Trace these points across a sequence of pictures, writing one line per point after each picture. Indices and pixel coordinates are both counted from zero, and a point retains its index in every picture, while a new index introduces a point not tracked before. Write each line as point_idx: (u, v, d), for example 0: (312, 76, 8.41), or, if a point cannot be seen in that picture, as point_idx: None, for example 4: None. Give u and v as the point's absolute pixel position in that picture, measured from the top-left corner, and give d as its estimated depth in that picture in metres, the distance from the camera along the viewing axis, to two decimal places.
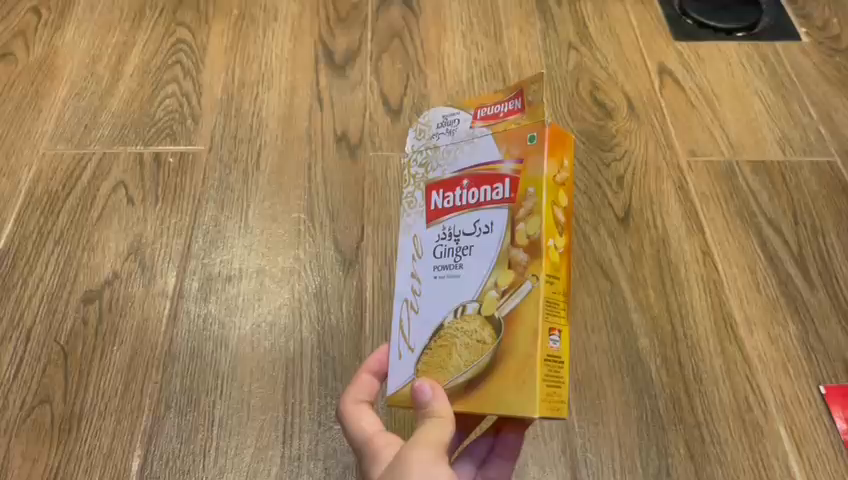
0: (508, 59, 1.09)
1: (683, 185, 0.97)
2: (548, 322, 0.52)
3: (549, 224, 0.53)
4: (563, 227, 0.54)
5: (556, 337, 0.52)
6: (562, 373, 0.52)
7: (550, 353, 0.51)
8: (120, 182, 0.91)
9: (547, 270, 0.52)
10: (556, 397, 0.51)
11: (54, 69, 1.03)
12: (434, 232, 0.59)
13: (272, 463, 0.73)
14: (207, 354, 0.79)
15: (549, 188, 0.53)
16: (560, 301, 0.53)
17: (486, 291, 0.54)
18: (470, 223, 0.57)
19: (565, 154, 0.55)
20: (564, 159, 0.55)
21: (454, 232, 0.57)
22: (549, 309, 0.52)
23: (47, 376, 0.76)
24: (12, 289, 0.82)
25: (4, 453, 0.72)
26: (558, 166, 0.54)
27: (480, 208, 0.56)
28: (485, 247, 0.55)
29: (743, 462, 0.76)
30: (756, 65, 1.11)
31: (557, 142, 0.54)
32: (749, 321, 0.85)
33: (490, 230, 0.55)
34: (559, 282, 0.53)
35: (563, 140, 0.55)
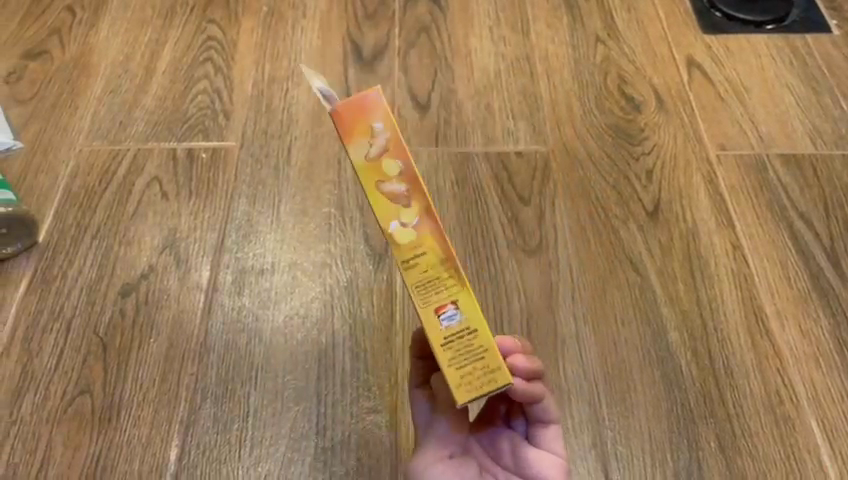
0: (535, 53, 1.10)
1: (712, 178, 0.96)
2: (430, 307, 0.49)
3: (384, 208, 0.48)
4: (408, 192, 0.47)
5: (450, 313, 0.50)
6: (480, 339, 0.50)
7: (447, 335, 0.50)
8: (155, 178, 0.93)
9: (404, 258, 0.49)
10: (478, 375, 0.50)
11: (89, 66, 1.05)
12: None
13: (306, 454, 0.74)
14: (242, 346, 0.80)
15: (364, 172, 0.47)
16: (443, 272, 0.49)
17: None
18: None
19: (375, 115, 0.46)
20: (373, 124, 0.46)
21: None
22: (427, 292, 0.49)
23: (87, 368, 0.78)
24: (52, 282, 0.84)
25: (46, 441, 0.74)
26: (368, 139, 0.46)
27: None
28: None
29: (774, 455, 0.76)
30: (786, 57, 1.10)
31: (352, 116, 0.46)
32: (780, 315, 0.85)
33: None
34: (431, 255, 0.49)
35: (361, 103, 0.46)
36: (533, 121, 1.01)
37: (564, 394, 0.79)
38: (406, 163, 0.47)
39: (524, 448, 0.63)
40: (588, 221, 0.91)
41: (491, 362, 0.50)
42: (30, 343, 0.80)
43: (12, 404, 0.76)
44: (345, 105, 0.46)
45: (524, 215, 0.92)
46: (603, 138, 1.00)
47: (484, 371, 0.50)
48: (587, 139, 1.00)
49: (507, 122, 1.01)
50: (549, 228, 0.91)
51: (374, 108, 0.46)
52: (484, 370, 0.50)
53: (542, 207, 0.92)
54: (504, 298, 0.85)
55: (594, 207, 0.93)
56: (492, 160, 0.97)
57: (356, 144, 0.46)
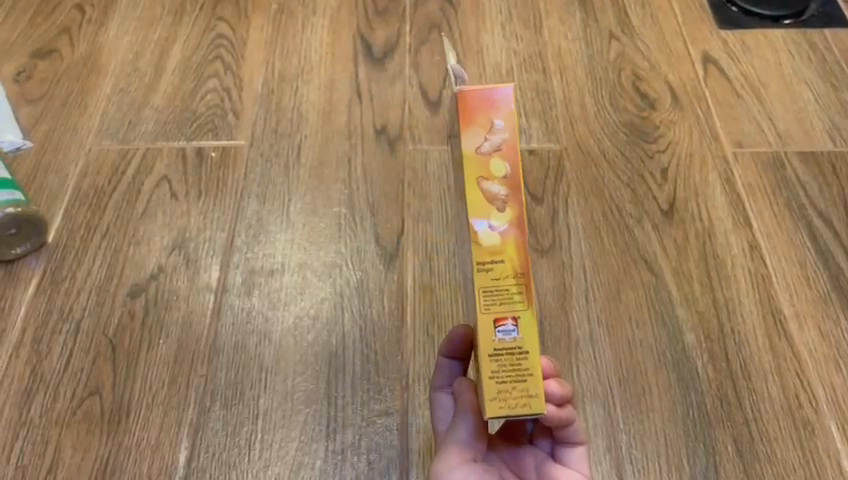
0: (548, 49, 1.08)
1: (729, 177, 0.95)
2: (491, 315, 0.45)
3: (476, 204, 0.44)
4: (506, 198, 0.44)
5: (508, 327, 0.46)
6: (528, 364, 0.46)
7: (497, 348, 0.46)
8: (164, 177, 0.92)
9: (482, 259, 0.45)
10: (515, 396, 0.46)
11: (98, 65, 1.05)
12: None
13: (316, 457, 0.73)
14: (252, 348, 0.80)
15: (469, 163, 0.44)
16: (515, 286, 0.45)
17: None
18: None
19: (500, 112, 0.43)
20: (495, 119, 0.43)
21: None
22: (492, 299, 0.45)
23: (96, 369, 0.78)
24: (62, 282, 0.84)
25: (56, 443, 0.73)
26: (484, 133, 0.44)
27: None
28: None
29: (793, 460, 0.74)
30: (805, 53, 1.08)
31: (477, 105, 0.43)
32: (799, 316, 0.83)
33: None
34: (509, 265, 0.45)
35: (491, 96, 0.43)
36: (546, 119, 1.00)
37: (577, 396, 0.77)
38: (515, 169, 0.44)
39: (549, 465, 0.62)
40: (603, 220, 0.90)
41: (531, 388, 0.46)
42: (40, 344, 0.79)
43: (22, 405, 0.76)
44: (472, 91, 0.43)
45: (537, 214, 0.90)
46: (617, 135, 0.98)
47: (523, 398, 0.46)
48: (602, 137, 0.98)
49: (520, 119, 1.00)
50: (562, 227, 0.89)
51: (501, 102, 0.44)
52: (522, 394, 0.46)
53: (555, 206, 0.91)
54: None
55: (609, 206, 0.91)
56: None
57: (470, 134, 0.44)
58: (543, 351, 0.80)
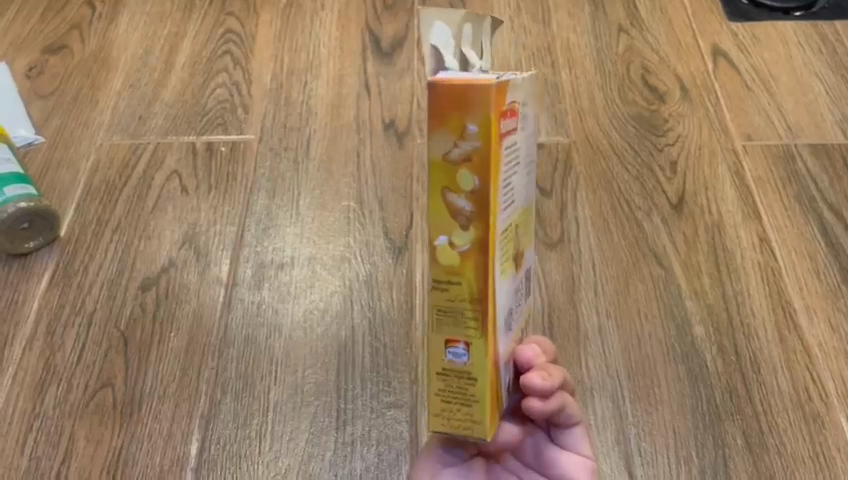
0: (557, 42, 1.08)
1: (738, 170, 0.94)
2: (442, 334, 0.41)
3: (437, 216, 0.38)
4: (472, 215, 0.37)
5: (459, 349, 0.41)
6: (476, 389, 0.42)
7: (446, 368, 0.42)
8: (174, 172, 0.93)
9: (438, 275, 0.40)
10: (459, 416, 0.42)
11: (109, 60, 1.06)
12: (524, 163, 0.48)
13: (326, 448, 0.73)
14: (262, 341, 0.80)
15: (436, 167, 0.36)
16: (469, 310, 0.40)
17: (514, 248, 0.45)
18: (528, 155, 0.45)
19: (473, 115, 0.35)
20: (467, 123, 0.35)
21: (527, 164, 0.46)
22: (444, 319, 0.41)
23: (108, 361, 0.79)
24: (74, 276, 0.84)
25: (69, 435, 0.74)
26: (454, 138, 0.35)
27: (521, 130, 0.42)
28: (520, 186, 0.44)
29: (803, 452, 0.74)
30: (815, 44, 1.08)
31: (449, 105, 0.35)
32: (809, 309, 0.83)
33: (513, 191, 0.42)
34: (466, 287, 0.39)
35: (466, 94, 0.34)
36: (555, 112, 1.00)
37: (586, 389, 0.77)
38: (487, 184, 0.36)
39: (547, 448, 0.57)
40: (612, 213, 0.90)
41: (476, 413, 0.42)
42: (53, 336, 0.80)
43: (36, 397, 0.76)
44: (443, 84, 0.34)
45: (546, 207, 0.90)
46: (626, 129, 0.98)
47: (467, 420, 0.42)
48: (610, 130, 0.98)
49: None
50: (571, 221, 0.89)
51: (475, 103, 0.35)
52: (466, 416, 0.42)
53: (564, 200, 0.91)
54: None
55: (618, 200, 0.91)
56: None
57: (436, 137, 0.35)
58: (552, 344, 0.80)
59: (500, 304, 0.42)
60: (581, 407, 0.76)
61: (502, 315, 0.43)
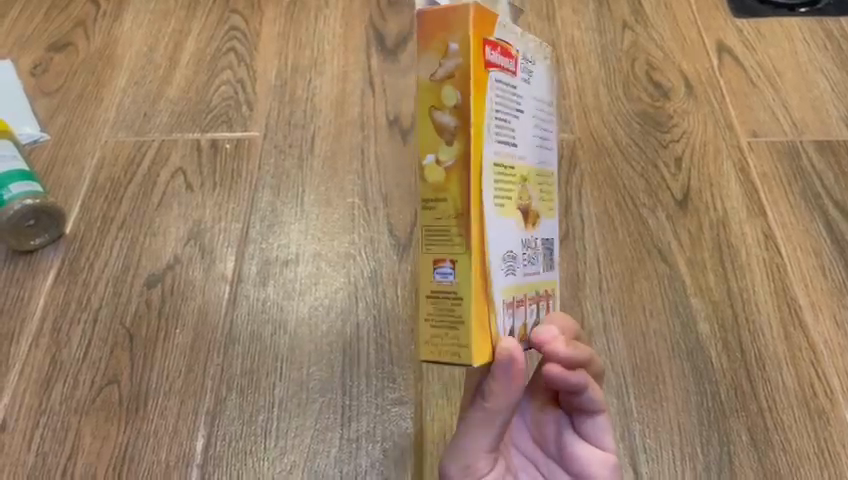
0: (561, 39, 1.08)
1: (744, 166, 0.94)
2: (431, 255, 0.44)
3: (427, 137, 0.43)
4: (456, 129, 0.42)
5: (446, 270, 0.44)
6: (463, 312, 0.43)
7: (436, 291, 0.44)
8: (179, 169, 0.93)
9: (427, 194, 0.43)
10: (447, 342, 0.44)
11: (114, 57, 1.06)
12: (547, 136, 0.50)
13: (331, 444, 0.74)
14: (267, 337, 0.80)
15: (424, 90, 0.42)
16: (454, 227, 0.43)
17: (522, 199, 0.47)
18: (538, 112, 0.48)
19: (454, 33, 0.41)
20: (450, 42, 0.41)
21: (542, 128, 0.48)
22: (434, 239, 0.44)
23: (114, 358, 0.79)
24: (80, 273, 0.85)
25: (75, 431, 0.74)
26: (439, 57, 0.42)
27: (526, 84, 0.47)
28: (529, 138, 0.47)
29: (808, 449, 0.74)
30: (821, 41, 1.07)
31: (432, 28, 0.42)
32: (814, 306, 0.83)
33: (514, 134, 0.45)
34: (452, 204, 0.43)
35: (447, 16, 0.41)
36: (559, 108, 1.00)
37: None
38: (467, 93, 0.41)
39: (570, 436, 0.56)
40: (616, 210, 0.90)
41: (463, 336, 0.43)
42: (59, 333, 0.80)
43: (42, 394, 0.77)
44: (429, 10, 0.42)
45: None
46: (630, 126, 0.98)
47: (453, 344, 0.43)
48: (615, 126, 0.98)
49: None
50: (575, 218, 0.89)
51: (456, 23, 0.41)
52: (452, 340, 0.43)
53: (568, 196, 0.91)
54: None
55: (622, 197, 0.91)
56: None
57: (424, 58, 0.42)
58: None
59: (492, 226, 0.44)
60: None
61: (497, 242, 0.44)
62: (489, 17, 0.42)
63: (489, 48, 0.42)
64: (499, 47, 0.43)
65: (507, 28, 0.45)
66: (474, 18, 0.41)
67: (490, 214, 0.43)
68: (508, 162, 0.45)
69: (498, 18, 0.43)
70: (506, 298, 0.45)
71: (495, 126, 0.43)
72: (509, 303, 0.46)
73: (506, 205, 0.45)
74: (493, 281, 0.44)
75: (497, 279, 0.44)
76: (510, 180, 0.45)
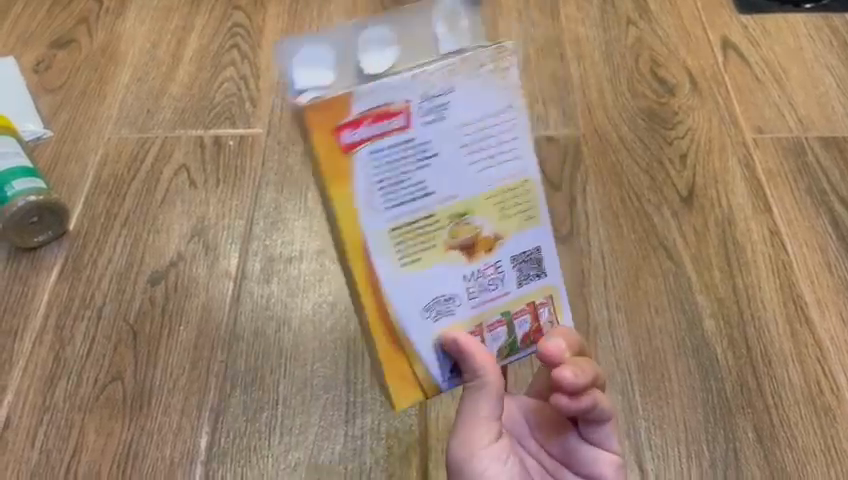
0: (565, 35, 1.07)
1: (749, 162, 0.94)
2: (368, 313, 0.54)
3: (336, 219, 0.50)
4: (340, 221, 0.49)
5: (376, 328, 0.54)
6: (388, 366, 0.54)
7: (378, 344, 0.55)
8: (183, 165, 0.93)
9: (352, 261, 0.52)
10: None
11: (117, 54, 1.05)
12: (503, 144, 0.50)
13: (336, 441, 0.73)
14: (271, 335, 0.80)
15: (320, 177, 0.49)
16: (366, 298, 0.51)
17: (457, 236, 0.51)
18: (470, 144, 0.49)
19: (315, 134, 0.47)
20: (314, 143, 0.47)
21: (482, 148, 0.50)
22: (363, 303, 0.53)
23: (118, 355, 0.79)
24: (84, 269, 0.85)
25: (79, 428, 0.74)
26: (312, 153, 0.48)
27: (438, 121, 0.48)
28: (460, 178, 0.50)
29: (814, 446, 0.74)
30: (826, 37, 1.07)
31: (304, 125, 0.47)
32: (820, 303, 0.82)
33: (424, 184, 0.49)
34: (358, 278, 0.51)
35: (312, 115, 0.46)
36: (563, 105, 0.99)
37: None
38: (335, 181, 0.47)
39: (578, 444, 0.59)
40: (621, 207, 0.89)
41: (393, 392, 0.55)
42: (63, 330, 0.80)
43: (46, 391, 0.77)
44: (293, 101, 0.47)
45: (555, 201, 0.90)
46: (635, 122, 0.98)
47: None
48: (619, 123, 0.97)
49: (537, 106, 0.99)
50: (580, 215, 0.89)
51: (317, 125, 0.46)
52: None
53: (573, 193, 0.91)
54: None
55: (627, 193, 0.91)
56: None
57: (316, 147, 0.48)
58: None
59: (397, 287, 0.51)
60: None
61: (409, 298, 0.51)
62: (347, 98, 0.46)
63: (345, 131, 0.47)
64: (370, 118, 0.47)
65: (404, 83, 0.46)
66: (314, 118, 0.46)
67: (387, 275, 0.51)
68: (422, 216, 0.50)
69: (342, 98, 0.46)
70: (440, 340, 0.53)
71: (382, 199, 0.49)
72: (447, 342, 0.53)
73: (423, 258, 0.51)
74: (414, 333, 0.53)
75: (420, 329, 0.52)
76: (426, 231, 0.50)
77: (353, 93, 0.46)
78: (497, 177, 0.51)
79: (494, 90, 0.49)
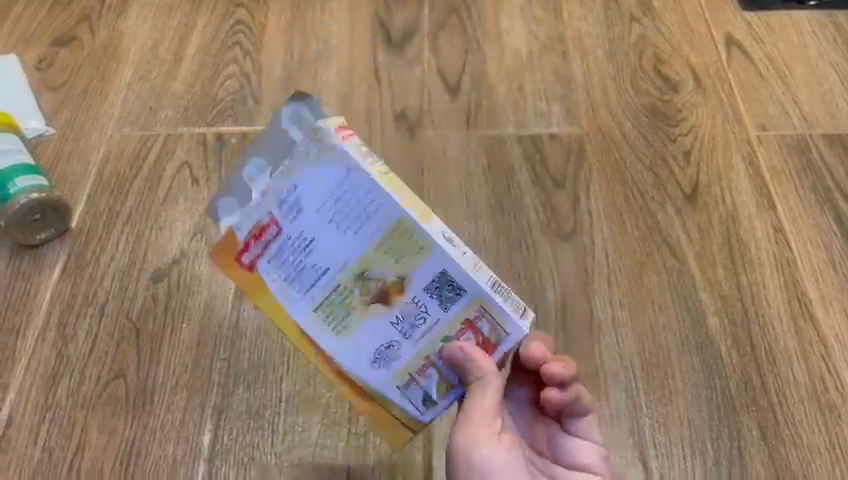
0: (568, 33, 1.07)
1: (753, 160, 0.93)
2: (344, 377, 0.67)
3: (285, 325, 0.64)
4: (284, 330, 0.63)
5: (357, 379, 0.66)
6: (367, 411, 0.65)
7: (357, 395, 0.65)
8: (185, 163, 0.93)
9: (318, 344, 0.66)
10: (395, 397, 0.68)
11: (119, 52, 1.05)
12: (368, 204, 0.58)
13: (339, 439, 0.73)
14: (274, 332, 0.80)
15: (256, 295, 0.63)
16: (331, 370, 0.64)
17: (366, 294, 0.60)
18: (344, 221, 0.58)
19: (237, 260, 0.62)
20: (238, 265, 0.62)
21: (352, 215, 0.58)
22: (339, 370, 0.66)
23: (120, 352, 0.78)
24: (86, 267, 0.84)
25: (82, 425, 0.74)
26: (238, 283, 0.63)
27: (299, 214, 0.58)
28: (346, 251, 0.59)
29: (819, 443, 0.73)
30: (830, 34, 1.07)
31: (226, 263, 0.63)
32: (824, 300, 0.82)
33: (323, 266, 0.60)
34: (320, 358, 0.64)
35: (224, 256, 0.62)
36: (567, 102, 0.99)
37: (601, 380, 0.77)
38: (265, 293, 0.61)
39: (561, 437, 0.64)
40: (625, 204, 0.89)
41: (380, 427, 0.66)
42: (65, 327, 0.80)
43: (48, 388, 0.76)
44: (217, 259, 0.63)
45: (558, 198, 0.90)
46: (638, 119, 0.97)
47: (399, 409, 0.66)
48: (623, 120, 0.97)
49: (540, 103, 0.99)
50: (584, 212, 0.88)
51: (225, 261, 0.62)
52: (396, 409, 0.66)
53: (576, 190, 0.90)
54: (539, 284, 0.83)
55: (631, 191, 0.90)
56: (524, 141, 0.95)
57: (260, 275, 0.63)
58: (566, 335, 0.80)
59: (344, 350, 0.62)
60: (595, 399, 0.76)
61: (355, 360, 0.62)
62: (232, 236, 0.61)
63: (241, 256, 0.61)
64: (253, 237, 0.60)
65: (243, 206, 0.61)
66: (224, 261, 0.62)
67: (333, 346, 0.62)
68: (335, 290, 0.60)
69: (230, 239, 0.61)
70: (398, 381, 0.62)
71: (294, 291, 0.61)
72: (407, 380, 0.62)
73: (352, 319, 0.61)
74: (372, 382, 0.62)
75: (376, 377, 0.62)
76: (342, 299, 0.60)
77: (235, 226, 0.60)
78: (379, 230, 0.58)
79: (325, 162, 0.57)
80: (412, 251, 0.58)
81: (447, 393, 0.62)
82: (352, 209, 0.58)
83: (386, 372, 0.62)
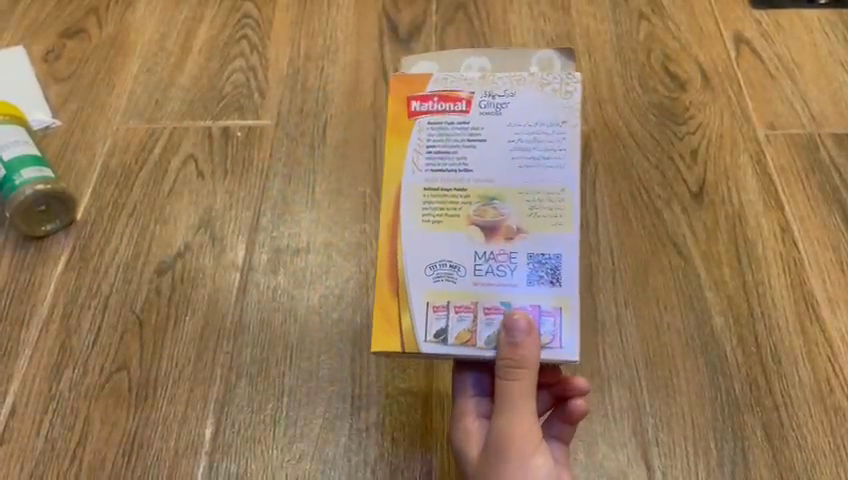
0: (577, 29, 1.06)
1: (760, 159, 0.93)
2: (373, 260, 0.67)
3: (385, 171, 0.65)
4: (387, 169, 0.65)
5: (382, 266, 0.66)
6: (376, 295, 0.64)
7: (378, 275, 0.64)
8: (190, 157, 0.93)
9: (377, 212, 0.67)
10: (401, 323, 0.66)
11: (125, 44, 1.05)
12: (546, 153, 0.63)
13: (340, 434, 0.74)
14: (277, 326, 0.80)
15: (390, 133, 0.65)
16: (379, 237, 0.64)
17: (482, 215, 0.63)
18: (512, 142, 0.64)
19: (414, 93, 0.65)
20: (411, 97, 0.65)
21: (526, 150, 0.64)
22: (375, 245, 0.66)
23: (124, 344, 0.79)
24: (91, 259, 0.84)
25: (84, 417, 0.75)
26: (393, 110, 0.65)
27: (494, 118, 0.64)
28: (495, 166, 0.63)
29: (823, 446, 0.73)
30: (841, 32, 1.05)
31: (399, 86, 0.66)
32: (832, 301, 0.81)
33: (466, 161, 0.64)
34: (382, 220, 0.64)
35: (407, 81, 0.66)
36: None
37: (604, 379, 0.77)
38: (406, 134, 0.65)
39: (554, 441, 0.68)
40: (631, 202, 0.89)
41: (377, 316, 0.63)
42: (69, 319, 0.80)
43: (52, 379, 0.77)
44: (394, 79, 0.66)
45: None
46: (646, 117, 0.97)
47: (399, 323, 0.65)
48: (630, 118, 0.96)
49: None
50: (589, 209, 0.88)
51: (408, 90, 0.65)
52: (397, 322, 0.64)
53: (582, 188, 0.90)
54: None
55: (637, 188, 0.90)
56: None
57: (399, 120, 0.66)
58: None
59: (419, 240, 0.63)
60: (597, 398, 0.76)
61: (420, 253, 0.63)
62: (426, 80, 0.66)
63: (414, 102, 0.65)
64: (439, 96, 0.65)
65: (454, 79, 0.65)
66: (398, 86, 0.66)
67: (418, 229, 0.63)
68: (457, 189, 0.63)
69: (426, 82, 0.65)
70: (432, 299, 0.62)
71: (425, 162, 0.64)
72: (441, 303, 0.62)
73: (448, 221, 0.63)
74: (414, 283, 0.63)
75: (420, 282, 0.63)
76: (457, 200, 0.63)
77: (434, 77, 0.65)
78: (537, 177, 0.63)
79: (552, 100, 0.64)
80: (545, 211, 0.63)
81: (463, 345, 0.61)
82: (524, 144, 0.64)
83: (437, 284, 0.63)
